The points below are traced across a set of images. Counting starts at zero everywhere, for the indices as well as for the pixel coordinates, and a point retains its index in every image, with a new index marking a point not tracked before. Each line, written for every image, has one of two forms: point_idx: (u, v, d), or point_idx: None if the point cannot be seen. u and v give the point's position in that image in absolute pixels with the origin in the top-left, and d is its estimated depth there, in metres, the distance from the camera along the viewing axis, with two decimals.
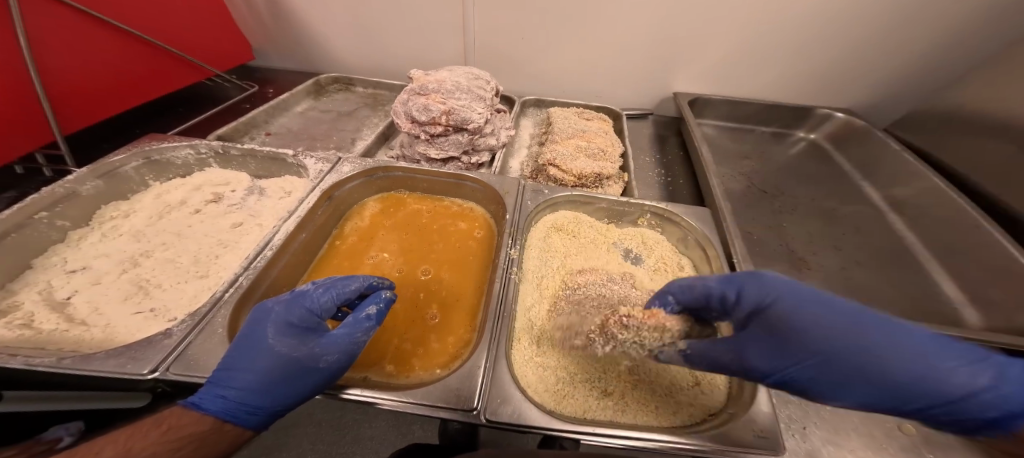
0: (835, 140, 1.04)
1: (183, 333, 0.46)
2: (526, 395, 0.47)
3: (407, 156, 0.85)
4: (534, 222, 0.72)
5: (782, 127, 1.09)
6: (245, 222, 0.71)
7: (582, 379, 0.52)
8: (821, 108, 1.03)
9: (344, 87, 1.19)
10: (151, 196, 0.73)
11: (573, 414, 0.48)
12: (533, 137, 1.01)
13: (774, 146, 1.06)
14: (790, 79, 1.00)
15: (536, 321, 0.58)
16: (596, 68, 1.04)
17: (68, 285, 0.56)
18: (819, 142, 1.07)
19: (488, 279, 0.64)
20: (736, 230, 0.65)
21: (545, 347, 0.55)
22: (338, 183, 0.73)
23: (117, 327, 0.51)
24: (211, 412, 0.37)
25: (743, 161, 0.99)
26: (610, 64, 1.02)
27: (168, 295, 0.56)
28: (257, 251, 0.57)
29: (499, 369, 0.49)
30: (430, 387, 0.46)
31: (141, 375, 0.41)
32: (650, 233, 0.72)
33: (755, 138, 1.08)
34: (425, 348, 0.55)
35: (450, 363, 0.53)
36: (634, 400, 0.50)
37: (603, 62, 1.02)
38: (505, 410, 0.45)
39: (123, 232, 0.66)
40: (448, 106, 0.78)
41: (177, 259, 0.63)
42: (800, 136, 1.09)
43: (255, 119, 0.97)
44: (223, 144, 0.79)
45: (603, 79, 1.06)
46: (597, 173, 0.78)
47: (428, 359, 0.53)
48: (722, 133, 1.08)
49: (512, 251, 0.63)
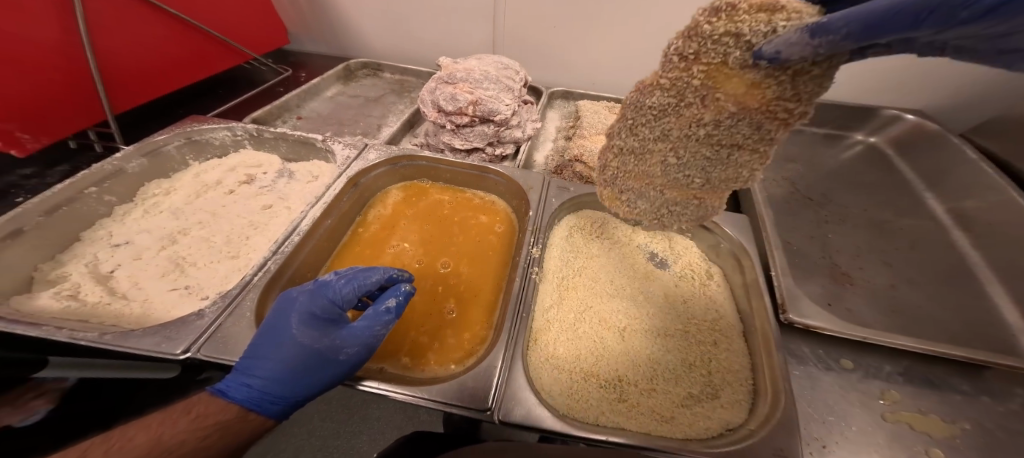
0: (899, 144, 0.95)
1: (214, 314, 0.48)
2: (539, 398, 0.46)
3: (431, 145, 0.85)
4: (556, 222, 0.69)
5: (836, 129, 1.01)
6: (274, 204, 0.73)
7: (596, 382, 0.51)
8: (884, 109, 0.95)
9: (373, 73, 1.19)
10: (190, 175, 0.76)
11: (585, 420, 0.47)
12: (560, 131, 0.98)
13: (823, 150, 0.98)
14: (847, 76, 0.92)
15: (552, 321, 0.57)
16: (632, 60, 0.98)
17: (113, 259, 0.60)
18: (880, 146, 0.97)
19: (507, 277, 0.63)
20: (779, 242, 0.61)
21: (561, 349, 0.54)
22: (363, 170, 0.74)
23: (154, 302, 0.54)
24: (237, 401, 0.38)
25: (787, 164, 0.92)
26: (648, 55, 0.97)
27: (202, 273, 0.59)
28: (285, 236, 0.58)
29: (515, 376, 0.47)
30: (445, 384, 0.45)
31: (174, 355, 0.43)
32: (680, 238, 0.69)
33: (803, 139, 1.00)
34: (440, 343, 0.55)
35: (465, 360, 0.53)
36: (648, 409, 0.48)
37: (640, 53, 0.97)
38: (518, 411, 0.44)
39: (163, 209, 0.70)
40: (476, 96, 0.76)
41: (211, 238, 0.65)
42: (857, 139, 1.00)
43: (287, 103, 0.99)
44: (257, 127, 0.81)
45: (638, 71, 1.01)
46: None
47: (442, 354, 0.53)
48: None
49: (533, 250, 0.62)
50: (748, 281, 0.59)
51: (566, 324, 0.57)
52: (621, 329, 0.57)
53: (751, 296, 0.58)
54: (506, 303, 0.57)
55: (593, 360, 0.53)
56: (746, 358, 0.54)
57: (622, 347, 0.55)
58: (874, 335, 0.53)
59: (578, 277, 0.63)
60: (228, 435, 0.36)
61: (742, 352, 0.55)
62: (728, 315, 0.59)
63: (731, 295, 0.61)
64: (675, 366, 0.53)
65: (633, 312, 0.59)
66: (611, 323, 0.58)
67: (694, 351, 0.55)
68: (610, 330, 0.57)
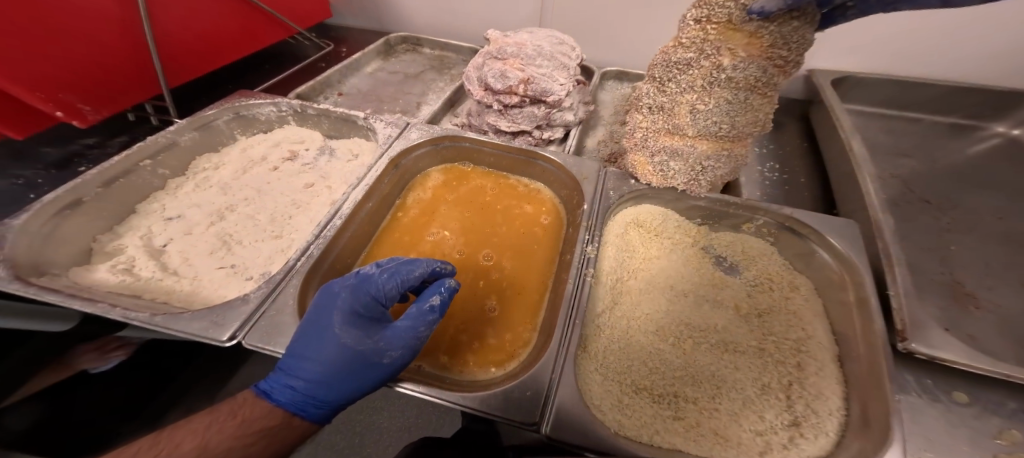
0: None
1: (259, 299, 0.47)
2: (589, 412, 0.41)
3: (474, 126, 0.80)
4: (612, 216, 0.62)
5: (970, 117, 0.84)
6: (316, 183, 0.71)
7: (651, 395, 0.45)
8: None
9: (413, 48, 1.14)
10: (237, 150, 0.76)
11: (637, 438, 0.41)
12: (613, 114, 0.89)
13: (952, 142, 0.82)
14: (912, 53, 0.78)
15: (604, 326, 0.51)
16: None
17: (165, 232, 0.60)
18: None
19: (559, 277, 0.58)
20: (901, 257, 0.50)
21: (613, 357, 0.48)
22: (405, 150, 0.70)
23: (203, 280, 0.54)
24: (280, 404, 0.38)
25: (899, 159, 0.78)
26: None
27: (247, 252, 0.58)
28: (327, 219, 0.56)
29: (559, 392, 0.42)
30: (489, 393, 0.42)
31: (220, 341, 0.42)
32: (756, 242, 0.60)
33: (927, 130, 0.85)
34: (480, 343, 0.51)
35: (507, 363, 0.49)
36: (711, 431, 0.41)
37: None
38: (568, 428, 0.39)
39: (212, 184, 0.70)
40: (528, 73, 0.70)
41: (256, 216, 0.65)
42: (995, 131, 0.83)
43: (329, 79, 0.97)
44: (301, 103, 0.79)
45: None
46: None
47: (482, 356, 0.50)
48: (874, 122, 0.86)
49: (589, 248, 0.56)
50: (847, 299, 0.50)
51: (618, 330, 0.51)
52: (683, 339, 0.50)
53: (847, 316, 0.49)
54: (556, 306, 0.52)
55: (649, 379, 0.46)
56: (840, 386, 0.44)
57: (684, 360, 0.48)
58: (1021, 374, 0.42)
59: (634, 279, 0.57)
60: (272, 442, 0.36)
61: (834, 379, 0.45)
62: (818, 335, 0.49)
63: (824, 313, 0.52)
64: (745, 387, 0.45)
65: (699, 324, 0.51)
66: (672, 332, 0.51)
67: (773, 373, 0.46)
68: (671, 340, 0.50)
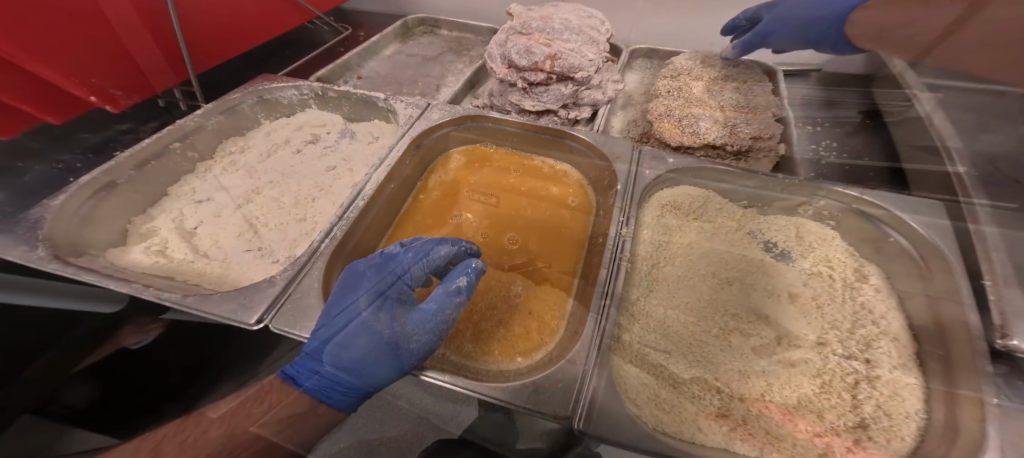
0: None
1: (284, 282, 0.46)
2: (625, 405, 0.39)
3: (496, 107, 0.76)
4: (646, 199, 0.59)
5: None
6: (338, 166, 0.70)
7: (688, 390, 0.41)
8: None
9: (430, 30, 1.11)
10: (261, 134, 0.76)
11: (677, 436, 0.37)
12: (644, 91, 0.83)
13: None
14: None
15: (635, 316, 0.48)
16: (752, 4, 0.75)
17: (195, 215, 0.61)
18: None
19: (591, 264, 0.55)
20: None
21: (646, 348, 0.45)
22: (427, 130, 0.68)
23: (232, 262, 0.54)
24: (306, 388, 0.38)
25: None
26: None
27: (272, 235, 0.58)
28: (350, 200, 0.55)
29: (592, 382, 0.40)
30: (518, 384, 0.40)
31: (249, 325, 0.42)
32: (815, 228, 0.56)
33: None
34: (505, 331, 0.49)
35: (532, 352, 0.47)
36: (760, 429, 0.37)
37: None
38: (601, 423, 0.37)
39: (238, 167, 0.70)
40: (554, 49, 0.67)
41: (281, 199, 0.65)
42: None
43: (348, 62, 0.95)
44: (323, 86, 0.77)
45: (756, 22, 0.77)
46: (749, 140, 0.61)
47: (507, 344, 0.48)
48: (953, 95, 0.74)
49: (625, 231, 0.53)
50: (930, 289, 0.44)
51: (653, 320, 0.48)
52: (725, 328, 0.46)
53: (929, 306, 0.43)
54: (587, 294, 0.49)
55: (678, 369, 0.42)
56: (918, 387, 0.40)
57: (726, 352, 0.43)
58: None
59: (668, 265, 0.53)
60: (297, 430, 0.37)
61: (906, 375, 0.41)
62: (892, 330, 0.45)
63: (899, 308, 0.47)
64: (800, 385, 0.41)
65: (745, 314, 0.47)
66: (713, 321, 0.47)
67: (834, 370, 0.42)
68: (710, 330, 0.46)
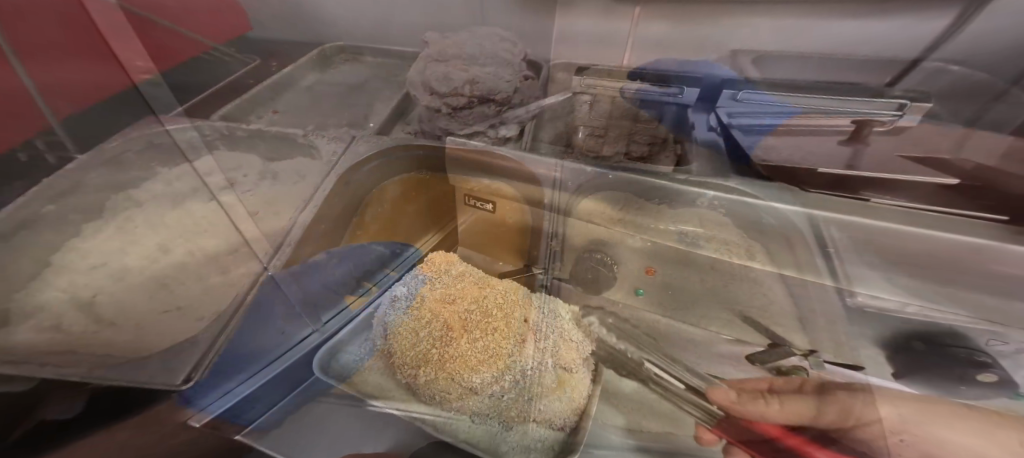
0: None
1: (214, 335, 0.50)
2: (543, 404, 0.55)
3: (427, 133, 0.78)
4: (570, 210, 0.69)
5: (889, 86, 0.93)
6: (260, 211, 0.66)
7: (576, 370, 0.59)
8: None
9: (352, 57, 0.95)
10: (162, 184, 0.69)
11: (574, 422, 0.53)
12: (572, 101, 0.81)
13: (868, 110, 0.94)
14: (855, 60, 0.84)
15: (563, 334, 0.63)
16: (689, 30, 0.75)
17: (87, 283, 0.52)
18: None
19: (541, 279, 0.70)
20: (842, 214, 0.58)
21: (563, 354, 0.60)
22: (353, 166, 0.70)
23: (144, 330, 0.49)
24: (203, 407, 0.48)
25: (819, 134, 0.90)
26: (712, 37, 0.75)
27: (191, 293, 0.54)
28: (276, 247, 0.59)
29: (544, 375, 0.58)
30: (495, 401, 0.56)
31: (176, 385, 0.46)
32: (711, 215, 0.66)
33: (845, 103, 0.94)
34: (464, 357, 0.60)
35: (500, 364, 0.60)
36: (636, 397, 0.55)
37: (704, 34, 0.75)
38: (534, 406, 0.55)
39: (137, 224, 0.62)
40: (472, 74, 0.73)
41: (196, 255, 0.59)
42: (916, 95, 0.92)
43: (256, 96, 0.83)
44: (228, 124, 0.76)
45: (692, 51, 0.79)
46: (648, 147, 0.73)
47: (471, 364, 0.59)
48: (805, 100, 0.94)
49: (552, 246, 0.70)
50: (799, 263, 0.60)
51: (592, 322, 0.63)
52: (635, 322, 0.61)
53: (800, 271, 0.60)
54: (531, 307, 0.67)
55: (610, 338, 0.61)
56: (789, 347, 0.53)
57: (626, 344, 0.61)
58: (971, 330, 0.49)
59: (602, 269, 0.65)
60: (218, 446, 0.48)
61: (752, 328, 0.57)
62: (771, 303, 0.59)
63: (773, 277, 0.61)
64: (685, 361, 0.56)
65: (662, 308, 0.62)
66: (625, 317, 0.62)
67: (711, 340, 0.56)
68: (619, 336, 0.61)
